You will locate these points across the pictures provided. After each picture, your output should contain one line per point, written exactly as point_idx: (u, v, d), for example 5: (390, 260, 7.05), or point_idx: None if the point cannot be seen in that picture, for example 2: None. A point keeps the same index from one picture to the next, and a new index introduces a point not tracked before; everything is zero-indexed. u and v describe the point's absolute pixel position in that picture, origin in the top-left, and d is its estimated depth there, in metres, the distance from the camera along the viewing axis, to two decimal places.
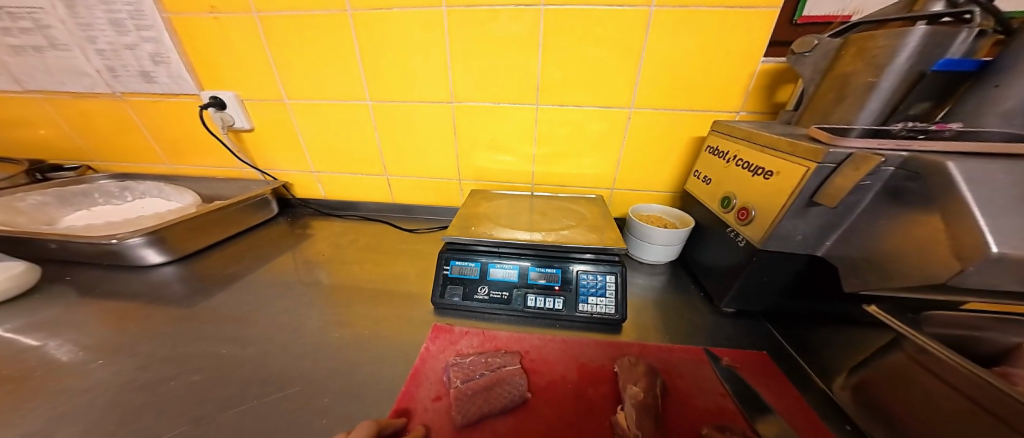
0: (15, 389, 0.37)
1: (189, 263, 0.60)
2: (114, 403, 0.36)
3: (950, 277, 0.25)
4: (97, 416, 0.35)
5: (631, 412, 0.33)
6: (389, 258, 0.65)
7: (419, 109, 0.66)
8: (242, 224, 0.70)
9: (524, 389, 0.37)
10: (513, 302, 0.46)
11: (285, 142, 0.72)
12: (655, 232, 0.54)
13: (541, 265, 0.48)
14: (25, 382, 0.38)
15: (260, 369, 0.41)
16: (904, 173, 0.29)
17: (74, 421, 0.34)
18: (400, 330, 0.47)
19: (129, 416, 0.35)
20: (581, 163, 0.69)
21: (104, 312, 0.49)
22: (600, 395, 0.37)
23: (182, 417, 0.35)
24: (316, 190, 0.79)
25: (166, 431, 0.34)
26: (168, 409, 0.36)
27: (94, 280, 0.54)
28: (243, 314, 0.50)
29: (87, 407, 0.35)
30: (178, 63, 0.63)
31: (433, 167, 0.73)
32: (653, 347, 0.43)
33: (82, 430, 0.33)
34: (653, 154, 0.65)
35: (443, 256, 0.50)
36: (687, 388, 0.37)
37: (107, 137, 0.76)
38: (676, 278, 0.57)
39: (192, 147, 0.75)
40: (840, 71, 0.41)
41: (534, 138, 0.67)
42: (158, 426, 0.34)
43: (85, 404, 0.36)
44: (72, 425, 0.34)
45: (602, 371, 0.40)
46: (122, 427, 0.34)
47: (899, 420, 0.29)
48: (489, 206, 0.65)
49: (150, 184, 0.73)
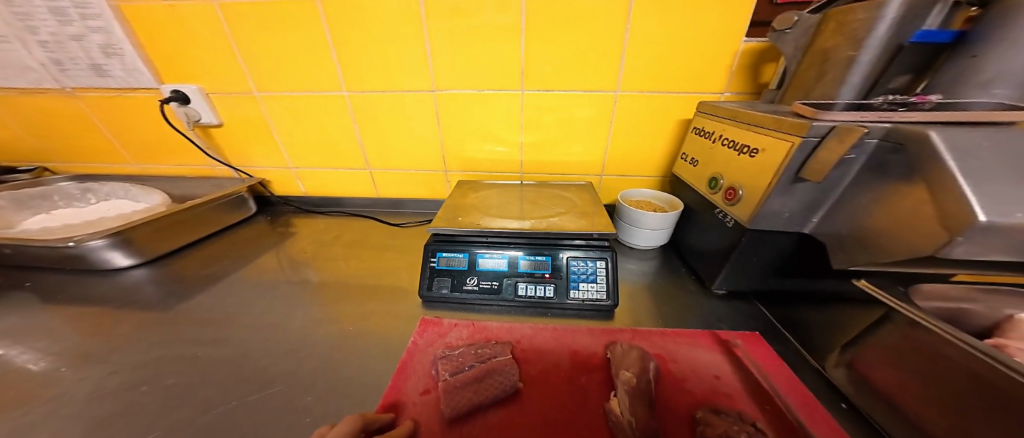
0: None
1: (161, 265, 0.57)
2: (81, 412, 0.34)
3: (940, 248, 0.25)
4: (62, 426, 0.33)
5: (625, 398, 0.32)
6: (375, 253, 0.63)
7: (399, 98, 0.63)
8: (218, 224, 0.66)
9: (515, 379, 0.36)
10: (503, 292, 0.45)
11: (259, 137, 0.68)
12: (645, 216, 0.54)
13: (529, 253, 0.47)
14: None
15: (239, 371, 0.39)
16: (887, 145, 0.28)
17: (37, 431, 0.32)
18: (388, 325, 0.46)
19: (97, 424, 0.33)
20: (569, 150, 0.67)
21: (69, 318, 0.46)
22: (593, 382, 0.37)
23: (158, 423, 0.33)
24: (295, 187, 0.76)
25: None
26: (143, 415, 0.34)
27: (57, 286, 0.51)
28: (222, 315, 0.48)
29: (51, 416, 0.33)
30: (133, 54, 0.58)
31: (417, 159, 0.71)
32: (645, 332, 0.43)
33: None
34: (641, 138, 0.64)
35: (428, 249, 0.48)
36: (681, 372, 0.37)
37: (63, 136, 0.71)
38: (667, 262, 0.57)
39: (157, 145, 0.70)
40: (820, 47, 0.40)
41: (520, 125, 0.65)
42: (131, 433, 0.32)
43: (48, 414, 0.34)
44: (36, 436, 0.32)
45: (594, 357, 0.39)
46: (90, 436, 0.32)
47: (892, 395, 0.29)
48: (477, 196, 0.63)
49: (115, 184, 0.69)
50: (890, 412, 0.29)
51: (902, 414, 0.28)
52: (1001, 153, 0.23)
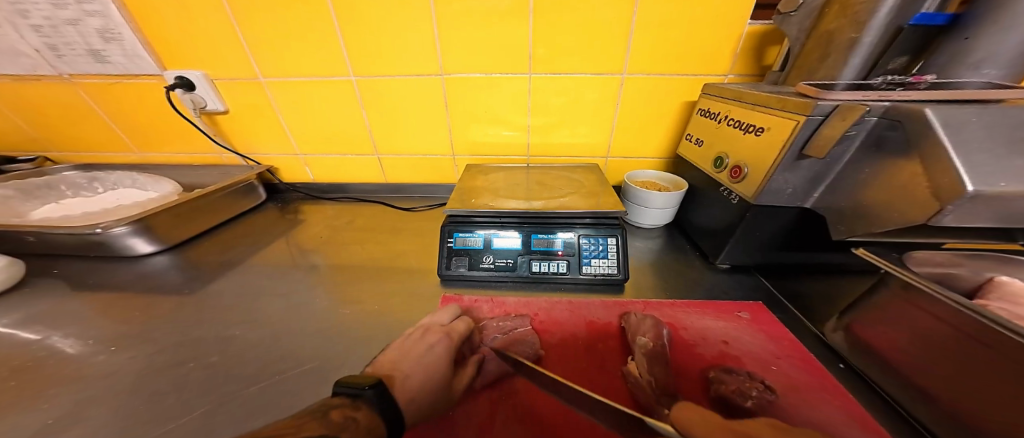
0: (26, 381, 0.37)
1: (180, 252, 0.58)
2: (133, 387, 0.36)
3: (931, 217, 0.27)
4: (119, 400, 0.35)
5: (643, 361, 0.35)
6: (389, 237, 0.65)
7: (407, 82, 0.63)
8: (230, 211, 0.67)
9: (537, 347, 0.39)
10: (519, 269, 0.48)
11: (265, 124, 0.68)
12: (651, 196, 0.56)
13: (542, 232, 0.49)
14: (37, 374, 0.37)
15: (276, 348, 0.41)
16: (885, 123, 0.30)
17: (96, 405, 0.34)
18: (411, 303, 0.49)
19: (151, 398, 0.35)
20: (576, 133, 0.69)
21: (100, 304, 0.47)
22: (610, 348, 0.40)
23: (209, 394, 0.36)
24: (303, 173, 0.76)
25: (192, 409, 0.34)
26: (194, 387, 0.36)
27: (81, 273, 0.52)
28: (248, 298, 0.50)
29: (106, 392, 0.35)
30: (132, 39, 0.57)
31: (425, 144, 0.71)
32: (655, 303, 0.46)
33: (106, 413, 0.34)
34: (646, 120, 0.65)
35: (445, 230, 0.50)
36: (691, 338, 0.40)
37: (61, 125, 0.69)
38: (671, 240, 0.60)
39: (161, 132, 0.69)
40: (824, 29, 0.41)
41: (528, 108, 0.66)
42: (185, 403, 0.35)
43: (102, 390, 0.36)
44: (97, 408, 0.34)
45: (610, 326, 0.42)
46: (147, 408, 0.34)
47: (884, 352, 0.33)
48: (487, 179, 0.65)
49: (121, 173, 0.69)
50: (881, 366, 0.33)
51: (893, 369, 0.32)
52: (987, 129, 0.26)
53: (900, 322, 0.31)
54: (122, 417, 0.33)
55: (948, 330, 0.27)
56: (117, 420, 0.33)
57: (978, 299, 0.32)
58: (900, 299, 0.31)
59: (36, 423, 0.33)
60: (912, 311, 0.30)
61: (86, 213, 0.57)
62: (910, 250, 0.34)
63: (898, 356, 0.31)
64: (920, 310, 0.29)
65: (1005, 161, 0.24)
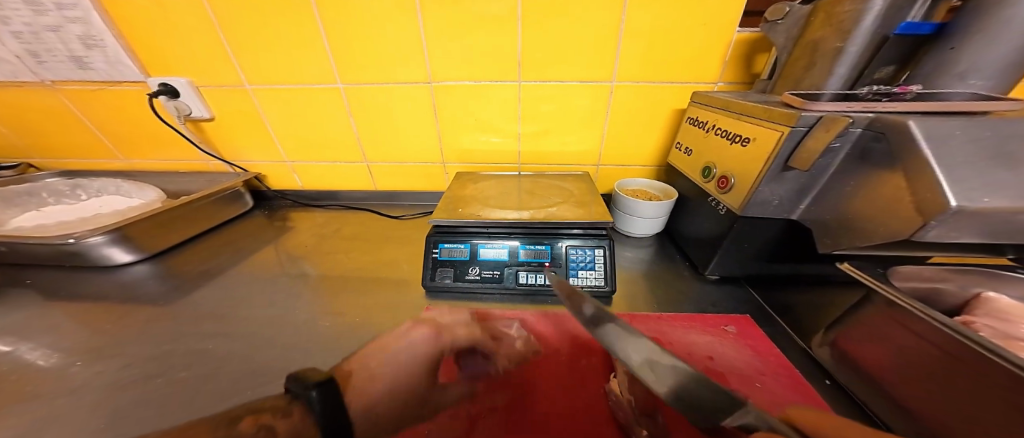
0: None
1: (161, 261, 0.57)
2: (98, 404, 0.35)
3: (914, 232, 0.26)
4: (82, 418, 0.33)
5: (624, 379, 0.34)
6: (376, 246, 0.64)
7: (396, 90, 0.63)
8: (215, 219, 0.66)
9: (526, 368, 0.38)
10: (504, 280, 0.47)
11: (252, 131, 0.67)
12: (640, 205, 0.55)
13: (528, 242, 0.48)
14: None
15: (252, 362, 0.40)
16: (870, 135, 0.30)
17: (58, 423, 0.33)
18: (393, 315, 0.47)
19: (117, 415, 0.34)
20: (567, 140, 0.68)
21: (74, 315, 0.46)
22: (593, 366, 0.38)
23: (175, 412, 0.34)
24: (292, 181, 0.75)
25: (159, 427, 0.33)
26: (159, 405, 0.35)
27: (57, 283, 0.51)
28: (227, 309, 0.49)
29: (70, 409, 0.34)
30: (115, 46, 0.56)
31: (414, 151, 0.70)
32: (642, 316, 0.45)
33: (68, 432, 0.32)
34: (637, 128, 0.65)
35: (430, 240, 0.49)
36: (676, 353, 0.39)
37: (46, 132, 0.68)
38: (662, 249, 0.59)
39: (146, 139, 0.69)
40: (809, 38, 0.41)
41: (518, 116, 0.66)
42: (151, 421, 0.33)
43: (66, 407, 0.34)
44: (56, 426, 0.32)
45: (594, 342, 0.41)
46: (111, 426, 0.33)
47: (867, 369, 0.32)
48: (475, 187, 0.64)
49: (106, 180, 0.68)
50: (864, 383, 0.32)
51: (876, 387, 0.31)
52: (972, 142, 0.25)
53: (883, 339, 0.30)
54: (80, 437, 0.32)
55: (929, 349, 0.26)
56: None
57: (966, 315, 0.31)
58: (883, 316, 0.30)
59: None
60: (895, 328, 0.29)
61: (64, 222, 0.56)
62: (896, 264, 0.34)
63: (880, 373, 0.30)
64: (902, 327, 0.28)
65: (988, 175, 0.24)
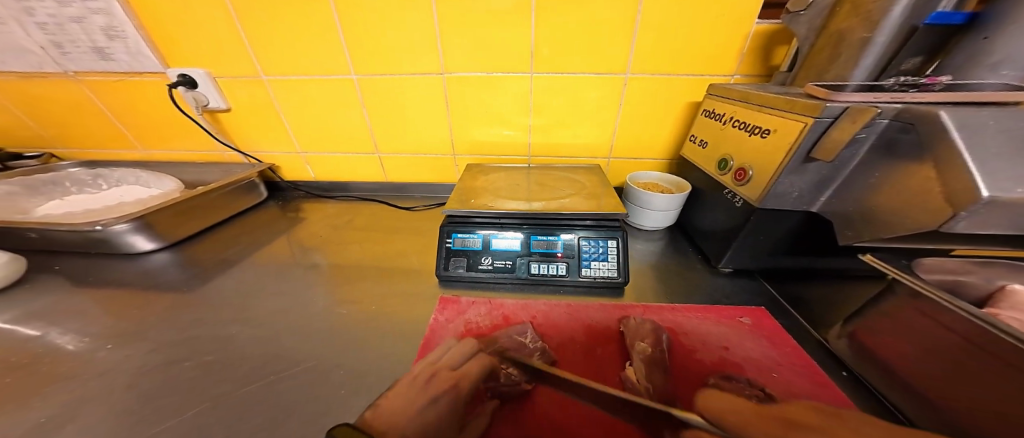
0: (26, 376, 0.37)
1: (181, 249, 0.59)
2: (129, 386, 0.36)
3: (943, 224, 0.26)
4: (115, 398, 0.35)
5: (640, 367, 0.34)
6: (389, 236, 0.65)
7: (409, 82, 0.63)
8: (231, 208, 0.67)
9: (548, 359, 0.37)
10: (518, 270, 0.47)
11: (267, 123, 0.68)
12: (653, 197, 0.55)
13: (543, 233, 0.49)
14: (32, 372, 0.37)
15: (273, 348, 0.41)
16: (897, 126, 0.29)
17: (93, 403, 0.34)
18: (407, 304, 0.48)
19: (148, 397, 0.35)
20: (579, 133, 0.68)
21: (101, 300, 0.48)
22: (609, 354, 0.39)
23: (202, 394, 0.36)
24: (304, 172, 0.76)
25: (189, 408, 0.34)
26: (187, 387, 0.36)
27: (84, 270, 0.52)
28: (246, 297, 0.50)
29: (104, 390, 0.36)
30: (136, 36, 0.57)
31: (426, 143, 0.71)
32: (655, 307, 0.45)
33: (104, 411, 0.34)
34: (650, 121, 0.64)
35: (444, 230, 0.50)
36: (691, 343, 0.39)
37: (67, 122, 0.70)
38: (674, 243, 0.59)
39: (164, 130, 0.70)
40: (834, 28, 0.40)
41: (530, 108, 0.65)
42: (181, 403, 0.35)
43: (99, 388, 0.36)
44: (91, 406, 0.34)
45: (608, 331, 0.41)
46: (143, 407, 0.34)
47: (888, 361, 0.32)
48: (487, 179, 0.64)
49: (125, 170, 0.69)
50: (885, 376, 0.32)
51: (897, 378, 0.31)
52: (1006, 133, 0.25)
53: (907, 331, 0.30)
54: (115, 416, 0.33)
55: (957, 341, 0.26)
56: (114, 419, 0.33)
57: (992, 309, 0.30)
58: (908, 307, 0.30)
59: (31, 420, 0.33)
60: (920, 320, 0.29)
61: (87, 211, 0.58)
62: (919, 257, 0.33)
63: (902, 364, 0.30)
64: (928, 319, 0.28)
65: (1022, 167, 0.23)
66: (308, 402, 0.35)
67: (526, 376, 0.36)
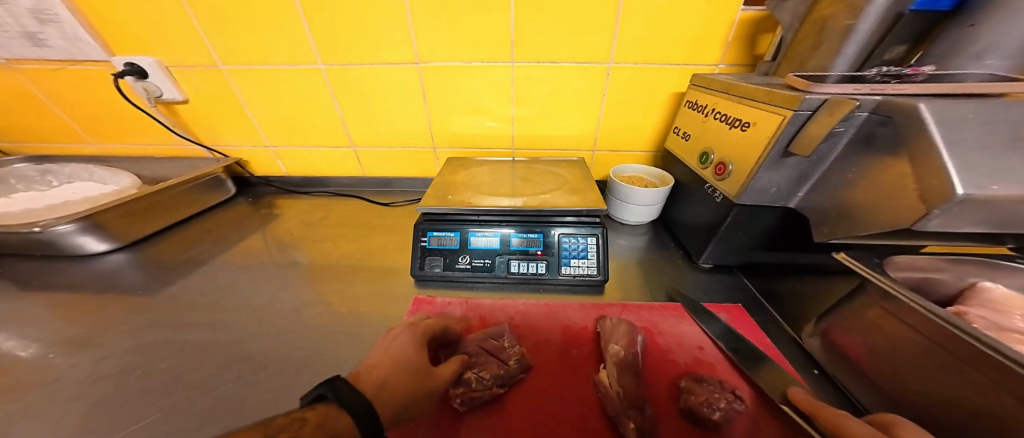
0: None
1: (139, 250, 0.55)
2: (73, 397, 0.34)
3: (917, 221, 0.25)
4: (57, 411, 0.32)
5: (613, 370, 0.34)
6: (364, 234, 0.62)
7: (380, 72, 0.59)
8: (195, 205, 0.64)
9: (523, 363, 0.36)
10: (496, 269, 0.46)
11: (230, 115, 0.64)
12: (635, 191, 0.54)
13: (521, 231, 0.47)
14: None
15: (235, 353, 0.39)
16: (876, 119, 0.28)
17: (32, 416, 0.32)
18: (380, 305, 0.46)
19: (93, 408, 0.33)
20: (561, 125, 0.66)
21: (48, 305, 0.44)
22: (583, 356, 0.38)
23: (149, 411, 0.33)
24: (276, 166, 0.72)
25: (137, 420, 0.32)
26: (133, 401, 0.34)
27: (29, 273, 0.49)
28: (210, 299, 0.47)
29: (44, 402, 0.33)
30: (71, 21, 0.51)
31: (403, 136, 0.68)
32: (634, 306, 0.44)
33: (42, 425, 0.31)
34: (634, 112, 0.63)
35: (419, 228, 0.48)
36: (666, 343, 0.39)
37: (7, 114, 0.64)
38: (657, 237, 0.59)
39: (116, 123, 0.65)
40: (819, 15, 0.39)
41: (510, 99, 0.63)
42: (129, 414, 0.32)
43: (38, 401, 0.33)
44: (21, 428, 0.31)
45: (585, 332, 0.41)
46: (87, 419, 0.32)
47: (859, 361, 0.32)
48: (467, 174, 0.62)
49: (77, 166, 0.64)
50: (855, 374, 0.32)
51: (866, 377, 0.31)
52: (985, 125, 0.24)
53: (876, 330, 0.30)
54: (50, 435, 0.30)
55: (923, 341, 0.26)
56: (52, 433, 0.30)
57: (961, 306, 0.30)
58: (877, 306, 0.30)
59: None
60: (889, 320, 0.29)
61: (36, 209, 0.54)
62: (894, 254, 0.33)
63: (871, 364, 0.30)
64: (897, 319, 0.28)
65: (1001, 160, 0.22)
66: (270, 411, 0.33)
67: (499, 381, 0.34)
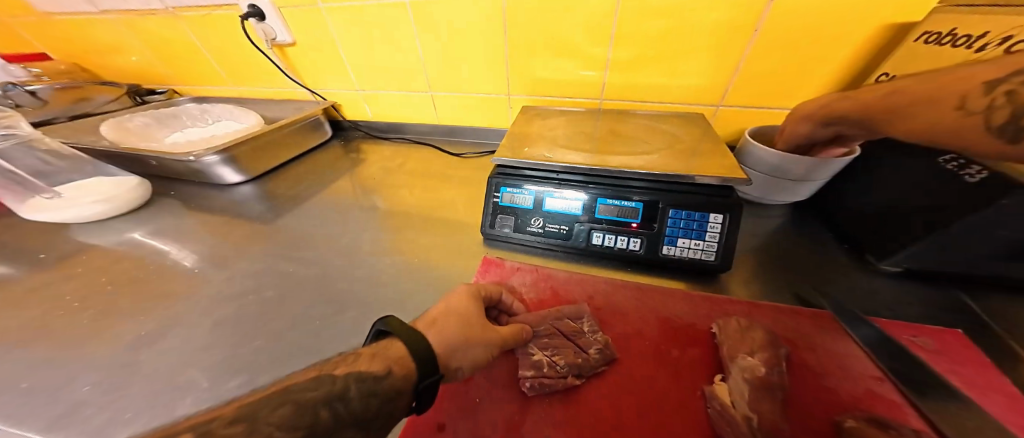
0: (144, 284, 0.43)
1: (262, 182, 0.64)
2: (206, 309, 0.39)
3: None
4: (194, 319, 0.38)
5: (742, 389, 0.25)
6: (437, 185, 0.61)
7: (467, 4, 0.53)
8: (301, 146, 0.71)
9: (608, 353, 0.30)
10: (574, 238, 0.39)
11: (328, 58, 0.66)
12: (783, 159, 0.38)
13: (610, 196, 0.37)
14: (146, 283, 0.43)
15: (323, 289, 0.42)
16: None
17: (179, 320, 0.38)
18: (448, 258, 0.45)
19: (216, 324, 0.37)
20: (676, 69, 0.51)
21: (203, 223, 0.55)
22: (691, 359, 0.30)
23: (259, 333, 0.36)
24: (363, 111, 0.75)
25: (245, 342, 0.35)
26: (251, 319, 0.38)
27: (192, 195, 0.61)
28: (308, 234, 0.52)
29: (189, 308, 0.39)
30: None
31: (481, 82, 0.62)
32: (766, 309, 0.33)
33: (184, 329, 0.37)
34: (800, 48, 0.43)
35: (492, 182, 0.42)
36: (823, 368, 0.28)
37: (177, 59, 0.78)
38: (798, 223, 0.43)
39: (246, 66, 0.74)
40: None
41: (612, 34, 0.50)
42: (239, 335, 0.36)
43: (186, 306, 0.40)
44: (179, 325, 0.37)
45: (693, 329, 0.32)
46: (213, 332, 0.36)
47: None
48: (544, 124, 0.54)
49: (222, 107, 0.77)
50: None
51: None
52: None
53: None
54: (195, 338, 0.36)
55: None
56: (190, 340, 0.36)
57: None
58: None
59: (134, 331, 0.37)
60: None
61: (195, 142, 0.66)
62: None
63: None
64: None
65: None
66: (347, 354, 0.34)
67: (575, 369, 0.28)
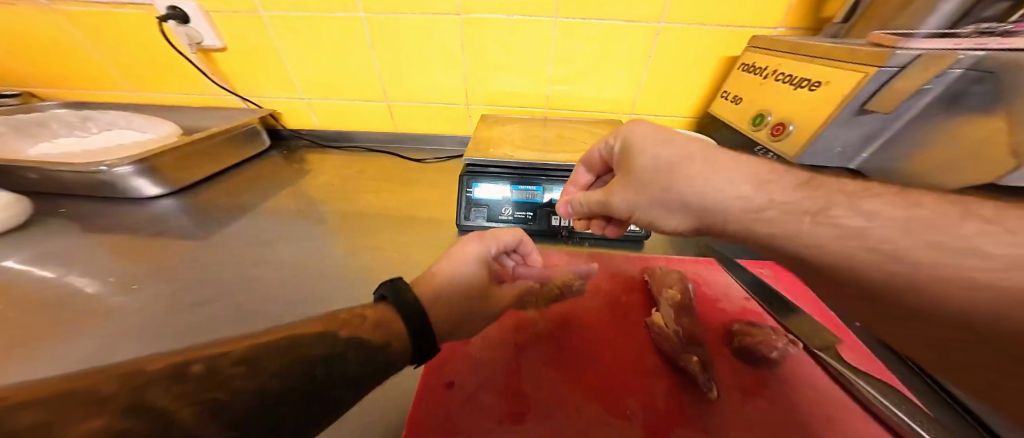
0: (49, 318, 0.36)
1: (189, 196, 0.57)
2: (153, 331, 0.35)
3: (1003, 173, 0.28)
4: (141, 342, 0.34)
5: (668, 312, 0.35)
6: (401, 188, 0.63)
7: (420, 23, 0.58)
8: (235, 156, 0.65)
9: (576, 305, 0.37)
10: (538, 221, 0.47)
11: (267, 65, 0.63)
12: None
13: (565, 184, 0.47)
14: (46, 316, 0.36)
15: (295, 294, 0.41)
16: (972, 76, 0.29)
17: (121, 345, 0.34)
18: (427, 252, 0.48)
19: (175, 342, 0.34)
20: (600, 86, 0.64)
21: (114, 245, 0.46)
22: (634, 302, 0.39)
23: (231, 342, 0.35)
24: (308, 119, 0.72)
25: None
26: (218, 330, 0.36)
27: (92, 214, 0.51)
28: (263, 246, 0.49)
29: (127, 332, 0.35)
30: None
31: (437, 92, 0.67)
32: (678, 260, 0.45)
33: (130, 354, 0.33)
34: (679, 73, 0.60)
35: (463, 180, 0.48)
36: (715, 294, 0.40)
37: (44, 56, 0.64)
38: None
39: (154, 69, 0.64)
40: None
41: (550, 56, 0.61)
42: None
43: (122, 331, 0.35)
44: (119, 351, 0.33)
45: (632, 281, 0.42)
46: (172, 351, 0.33)
47: None
48: (500, 130, 0.61)
49: (116, 114, 0.65)
50: None
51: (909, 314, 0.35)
52: None
53: None
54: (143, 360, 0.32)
55: None
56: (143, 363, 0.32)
57: None
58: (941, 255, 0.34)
59: (51, 370, 0.31)
60: None
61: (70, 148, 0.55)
62: None
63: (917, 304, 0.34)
64: None
65: None
66: None
67: None
